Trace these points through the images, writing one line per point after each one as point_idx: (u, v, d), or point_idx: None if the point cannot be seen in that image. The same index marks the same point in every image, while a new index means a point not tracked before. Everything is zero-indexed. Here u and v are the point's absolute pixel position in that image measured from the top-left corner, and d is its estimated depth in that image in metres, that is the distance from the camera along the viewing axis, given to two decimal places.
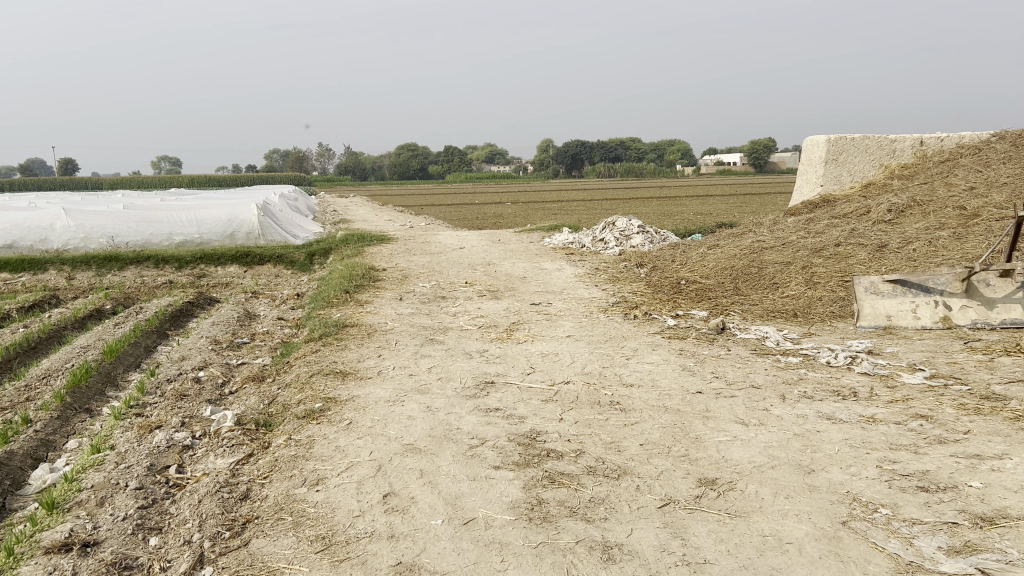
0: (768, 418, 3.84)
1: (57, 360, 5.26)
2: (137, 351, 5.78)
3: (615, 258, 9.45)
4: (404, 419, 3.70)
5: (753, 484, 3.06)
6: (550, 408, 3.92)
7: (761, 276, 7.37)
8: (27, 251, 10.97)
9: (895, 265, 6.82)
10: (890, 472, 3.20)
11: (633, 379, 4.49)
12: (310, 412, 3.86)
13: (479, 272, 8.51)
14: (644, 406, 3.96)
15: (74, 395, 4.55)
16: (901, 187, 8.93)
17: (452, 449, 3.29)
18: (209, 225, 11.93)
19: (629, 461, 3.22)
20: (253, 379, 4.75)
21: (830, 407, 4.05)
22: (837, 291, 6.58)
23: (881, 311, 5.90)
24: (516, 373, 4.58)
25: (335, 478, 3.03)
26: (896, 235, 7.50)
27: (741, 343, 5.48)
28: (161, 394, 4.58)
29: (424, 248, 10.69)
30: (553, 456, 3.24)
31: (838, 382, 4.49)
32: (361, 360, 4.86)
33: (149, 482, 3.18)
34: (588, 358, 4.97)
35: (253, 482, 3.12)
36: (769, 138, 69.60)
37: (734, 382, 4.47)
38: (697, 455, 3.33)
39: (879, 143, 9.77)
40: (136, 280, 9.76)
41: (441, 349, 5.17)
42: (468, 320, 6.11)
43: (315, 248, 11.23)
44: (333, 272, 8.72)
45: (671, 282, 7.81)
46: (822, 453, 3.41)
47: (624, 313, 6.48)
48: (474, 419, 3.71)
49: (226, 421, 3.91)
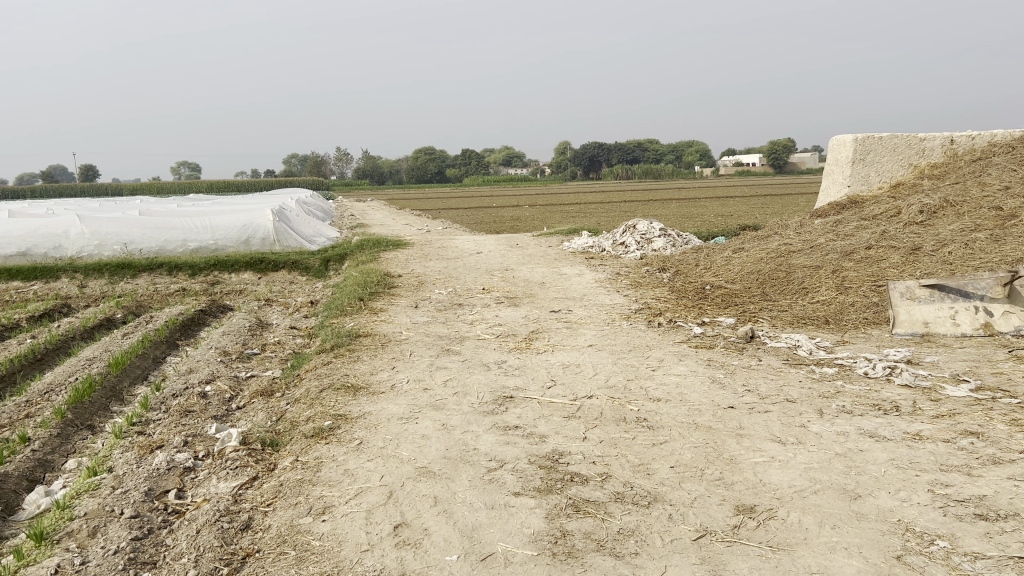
0: (806, 436, 3.60)
1: (61, 373, 5.09)
2: (145, 362, 5.62)
3: (637, 263, 9.20)
4: (417, 438, 3.48)
5: (796, 512, 2.81)
6: (573, 425, 3.69)
7: (789, 281, 7.09)
8: (41, 259, 10.81)
9: (931, 269, 6.54)
10: (945, 497, 2.94)
11: (660, 393, 4.24)
12: (319, 430, 3.65)
13: (497, 277, 8.27)
14: (673, 424, 3.72)
15: (75, 411, 4.38)
16: (932, 187, 8.63)
17: (469, 473, 3.07)
18: (224, 231, 11.75)
19: (660, 486, 2.98)
20: (262, 394, 4.55)
21: (872, 423, 3.79)
22: (870, 297, 6.31)
23: (918, 318, 5.62)
24: (536, 387, 4.34)
25: (342, 507, 2.82)
26: (930, 237, 7.21)
27: (772, 352, 5.22)
28: (166, 409, 4.40)
29: (441, 253, 10.48)
30: (578, 481, 3.01)
31: (877, 395, 4.22)
32: (374, 373, 4.65)
33: (146, 509, 2.98)
34: (612, 370, 4.72)
35: (255, 510, 2.91)
36: (788, 139, 69.23)
37: (767, 396, 4.21)
38: (733, 478, 3.08)
39: (908, 142, 9.48)
40: (149, 288, 9.61)
41: (458, 360, 4.95)
42: (485, 329, 5.89)
43: (331, 255, 11.05)
44: (347, 278, 8.52)
45: (695, 287, 7.55)
46: (867, 475, 3.16)
47: (647, 321, 6.24)
48: (492, 439, 3.48)
49: (231, 440, 3.71)
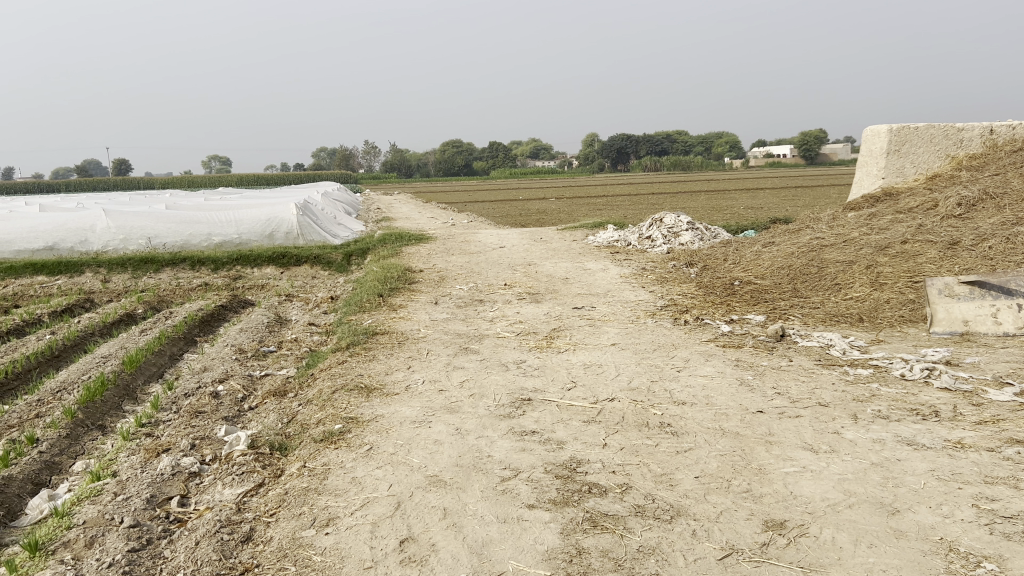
0: (839, 444, 3.40)
1: (74, 371, 5.02)
2: (161, 360, 5.53)
3: (663, 257, 8.99)
4: (429, 443, 3.34)
5: (829, 528, 2.63)
6: (593, 430, 3.52)
7: (821, 276, 6.86)
8: (67, 253, 10.90)
9: (970, 265, 6.29)
10: (990, 513, 2.73)
11: (684, 396, 4.06)
12: (329, 434, 3.52)
13: (520, 273, 8.11)
14: (698, 429, 3.54)
15: (86, 411, 4.30)
16: (971, 179, 8.33)
17: (481, 483, 2.92)
18: (248, 225, 11.70)
19: (683, 499, 2.81)
20: (275, 394, 4.44)
21: (910, 429, 3.59)
22: (906, 293, 6.08)
23: (958, 316, 5.37)
24: (555, 389, 4.18)
25: (347, 519, 2.68)
26: (969, 230, 6.94)
27: (803, 352, 5.01)
28: (176, 410, 4.30)
29: (464, 247, 10.34)
30: (596, 492, 2.84)
31: (916, 399, 4.01)
32: (390, 372, 4.52)
33: (146, 518, 2.88)
34: (635, 371, 4.54)
35: (258, 521, 2.78)
36: (819, 130, 68.33)
37: (798, 399, 4.02)
38: (762, 490, 2.91)
39: (945, 132, 9.17)
40: (171, 282, 9.58)
41: (476, 359, 4.80)
42: (505, 327, 5.73)
43: (353, 249, 10.94)
44: (368, 272, 8.42)
45: (724, 283, 7.34)
46: (906, 488, 2.96)
47: (674, 318, 6.05)
48: (508, 445, 3.32)
49: (239, 444, 3.60)
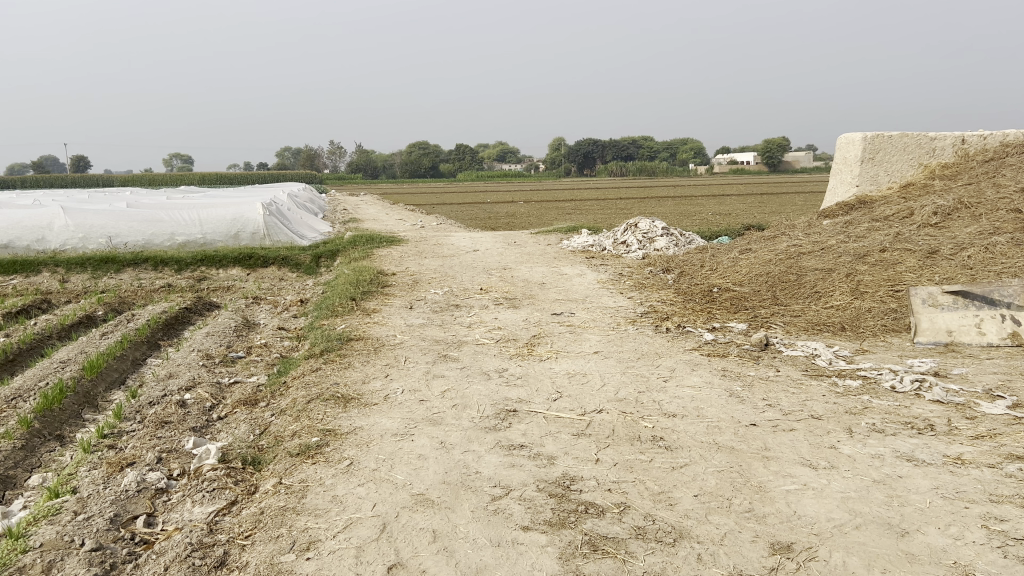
0: (839, 460, 3.29)
1: (30, 377, 4.76)
2: (123, 365, 5.29)
3: (639, 263, 8.89)
4: (413, 459, 3.16)
5: (839, 552, 2.51)
6: (583, 444, 3.37)
7: (801, 284, 6.80)
8: (23, 252, 10.54)
9: (950, 274, 6.27)
10: (1001, 535, 2.61)
11: (675, 407, 3.92)
12: (306, 448, 3.32)
13: (495, 277, 7.95)
14: (692, 444, 3.41)
15: (43, 420, 4.06)
16: (944, 188, 8.34)
17: (471, 503, 2.75)
18: (212, 224, 11.41)
19: (685, 520, 2.68)
20: (245, 403, 4.23)
21: (908, 444, 3.48)
22: (887, 302, 6.03)
23: (942, 326, 5.32)
24: (541, 400, 4.02)
25: (329, 543, 2.50)
26: (946, 239, 6.92)
27: (789, 362, 4.91)
28: (141, 420, 4.07)
29: (436, 251, 10.14)
30: (593, 513, 2.69)
31: (909, 412, 3.91)
32: (367, 381, 4.33)
33: (110, 541, 2.67)
34: (621, 381, 4.40)
35: (232, 543, 2.59)
36: (782, 139, 69.18)
37: (790, 412, 3.91)
38: (765, 510, 2.78)
39: (918, 141, 9.18)
40: (133, 283, 9.26)
41: (456, 368, 4.63)
42: (484, 333, 5.56)
43: (322, 250, 10.70)
44: (339, 275, 8.20)
45: (702, 290, 7.25)
46: (912, 507, 2.84)
47: (655, 325, 5.94)
48: (496, 461, 3.16)
49: (208, 458, 3.39)
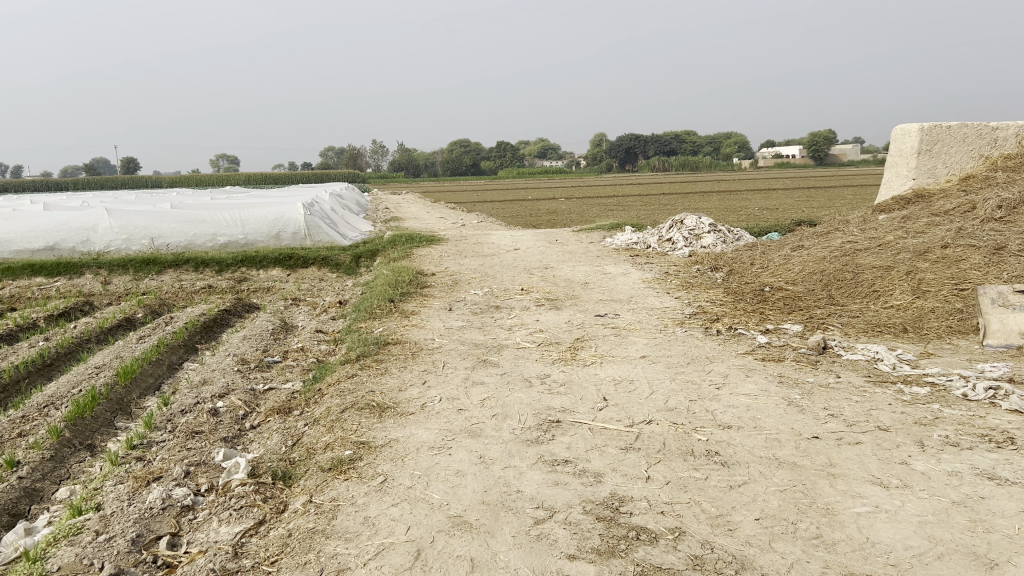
0: (912, 478, 3.01)
1: (64, 383, 4.67)
2: (158, 370, 5.18)
3: (686, 260, 8.60)
4: (450, 476, 2.97)
5: None
6: (632, 459, 3.15)
7: (858, 283, 6.48)
8: (68, 254, 10.59)
9: (1019, 271, 5.90)
10: None
11: (729, 418, 3.68)
12: (337, 462, 3.15)
13: (536, 277, 7.74)
14: (750, 459, 3.17)
15: (74, 429, 3.95)
16: (1008, 180, 7.92)
17: (512, 527, 2.55)
18: (254, 225, 11.37)
19: (747, 548, 2.44)
20: (279, 412, 4.08)
21: (987, 460, 3.19)
22: (952, 302, 5.68)
23: (1014, 327, 4.97)
24: (585, 409, 3.80)
25: (359, 571, 2.31)
26: (1013, 234, 6.53)
27: (849, 367, 4.62)
28: (172, 430, 3.94)
29: (476, 250, 9.95)
30: (645, 539, 2.47)
31: (985, 424, 3.61)
32: (403, 389, 4.16)
33: (130, 565, 2.53)
34: (670, 388, 4.15)
35: (256, 570, 2.42)
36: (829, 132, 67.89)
37: (855, 422, 3.64)
38: (834, 537, 2.53)
39: (979, 131, 8.75)
40: (174, 285, 9.24)
41: (497, 374, 4.43)
42: (525, 336, 5.36)
43: (361, 250, 10.58)
44: (378, 276, 8.06)
45: (753, 289, 6.96)
46: (999, 534, 2.56)
47: (704, 327, 5.68)
48: (539, 478, 2.95)
49: (238, 472, 3.24)
